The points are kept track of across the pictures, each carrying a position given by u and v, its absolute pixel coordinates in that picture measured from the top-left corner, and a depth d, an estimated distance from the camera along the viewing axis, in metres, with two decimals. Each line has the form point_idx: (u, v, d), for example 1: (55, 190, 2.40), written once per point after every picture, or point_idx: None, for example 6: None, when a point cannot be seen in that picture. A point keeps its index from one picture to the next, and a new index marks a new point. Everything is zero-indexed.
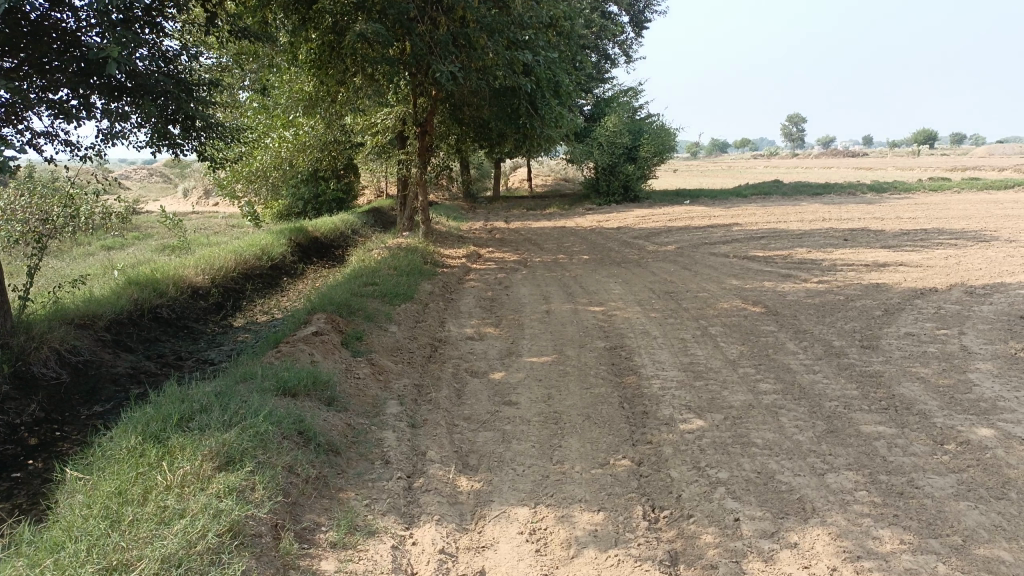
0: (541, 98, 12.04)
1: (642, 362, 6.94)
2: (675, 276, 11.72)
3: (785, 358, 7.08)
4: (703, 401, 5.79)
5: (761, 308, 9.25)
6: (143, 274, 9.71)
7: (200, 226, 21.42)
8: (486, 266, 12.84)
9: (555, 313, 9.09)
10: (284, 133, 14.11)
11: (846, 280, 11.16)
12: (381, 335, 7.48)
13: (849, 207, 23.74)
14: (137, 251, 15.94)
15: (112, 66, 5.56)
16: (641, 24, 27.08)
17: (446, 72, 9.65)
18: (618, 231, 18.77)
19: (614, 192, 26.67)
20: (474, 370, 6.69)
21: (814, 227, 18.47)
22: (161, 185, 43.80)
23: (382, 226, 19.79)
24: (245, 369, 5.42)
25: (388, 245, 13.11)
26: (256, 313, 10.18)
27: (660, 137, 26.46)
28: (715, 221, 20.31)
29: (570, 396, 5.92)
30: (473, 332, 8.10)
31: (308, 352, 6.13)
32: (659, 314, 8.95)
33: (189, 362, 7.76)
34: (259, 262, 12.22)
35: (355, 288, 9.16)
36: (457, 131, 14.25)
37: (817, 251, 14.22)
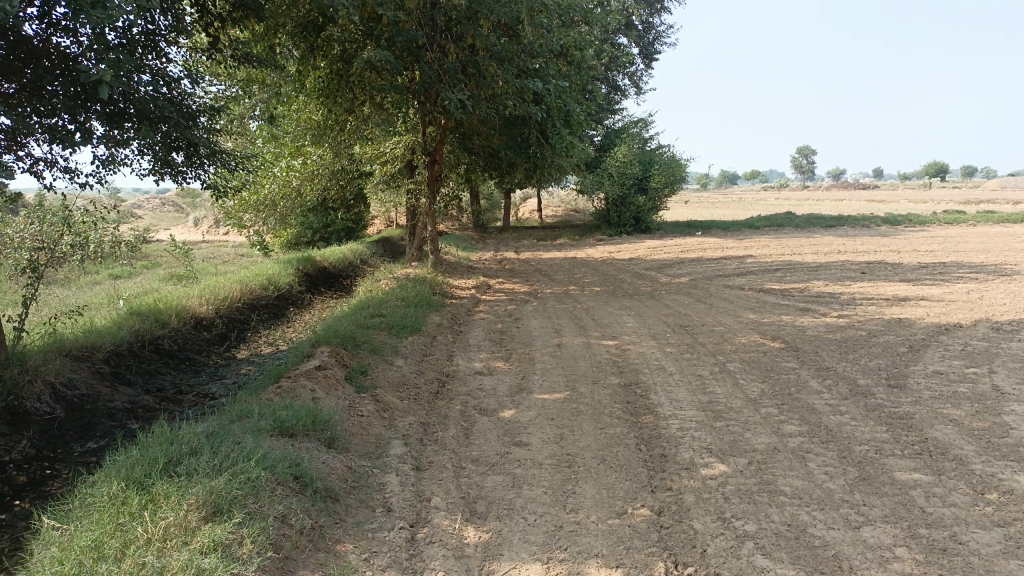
0: (552, 127, 11.89)
1: (659, 400, 6.64)
2: (690, 310, 11.44)
3: (809, 397, 6.76)
4: (725, 444, 5.48)
5: (780, 343, 8.94)
6: (146, 304, 9.50)
7: (208, 256, 21.30)
8: (496, 298, 12.59)
9: (567, 347, 8.81)
10: (293, 162, 13.99)
11: (867, 314, 10.85)
12: (386, 369, 7.22)
13: (863, 239, 23.43)
14: (144, 281, 15.77)
15: (105, 90, 5.34)
16: (651, 56, 27.09)
17: (455, 100, 9.50)
18: (630, 262, 18.53)
19: (625, 223, 26.50)
20: (483, 407, 6.41)
21: (829, 260, 18.16)
22: (173, 214, 43.98)
23: (391, 256, 19.62)
24: (243, 406, 5.16)
25: (397, 275, 12.90)
26: (260, 345, 9.95)
27: (671, 168, 26.31)
28: (729, 253, 20.05)
29: (584, 437, 5.62)
30: (482, 366, 7.83)
31: (310, 388, 5.87)
32: (675, 349, 8.65)
33: (190, 396, 7.51)
34: (266, 292, 12.02)
35: (362, 320, 8.92)
36: (467, 160, 14.12)
37: (835, 284, 13.90)
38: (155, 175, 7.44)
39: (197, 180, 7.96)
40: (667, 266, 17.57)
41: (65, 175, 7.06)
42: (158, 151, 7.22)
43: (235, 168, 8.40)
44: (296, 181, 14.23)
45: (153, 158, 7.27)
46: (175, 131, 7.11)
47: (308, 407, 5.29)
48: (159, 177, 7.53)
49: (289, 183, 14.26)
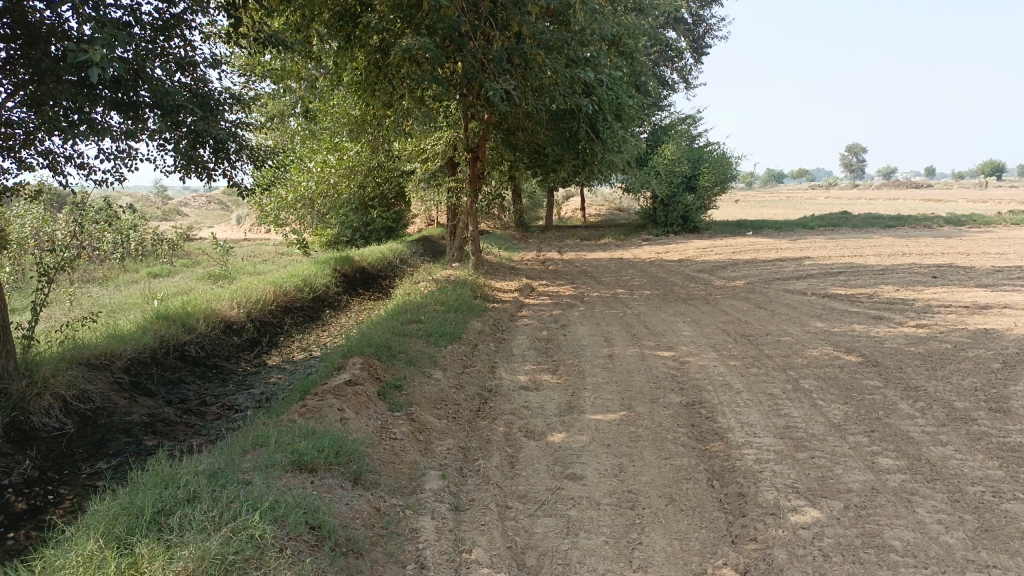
0: (602, 121, 11.15)
1: (728, 424, 5.87)
2: (751, 316, 10.62)
3: (902, 424, 5.93)
4: (813, 483, 4.71)
5: (857, 357, 8.09)
6: (173, 307, 9.02)
7: (248, 254, 21.00)
8: (541, 302, 11.91)
9: (620, 358, 8.07)
10: (328, 158, 13.44)
11: (948, 324, 9.90)
12: (424, 383, 6.59)
13: (927, 241, 22.14)
14: (181, 280, 15.43)
15: (95, 71, 4.82)
16: (701, 50, 26.10)
17: (499, 91, 8.81)
18: (680, 264, 17.69)
19: (673, 223, 25.64)
20: (530, 429, 5.73)
21: (894, 262, 17.06)
22: (217, 211, 44.18)
23: (431, 255, 19.08)
24: (262, 430, 4.57)
25: (436, 277, 12.31)
26: (293, 350, 9.42)
27: (721, 165, 25.30)
28: (784, 254, 19.05)
29: (647, 469, 4.92)
30: (528, 380, 7.15)
31: (339, 407, 5.27)
32: (740, 362, 7.86)
33: (214, 409, 6.99)
34: (301, 294, 11.52)
35: (398, 327, 8.31)
36: (510, 157, 13.47)
37: (905, 290, 12.89)
38: (181, 172, 6.94)
39: (225, 178, 7.47)
40: (720, 268, 16.67)
41: (83, 171, 6.61)
42: (180, 145, 6.70)
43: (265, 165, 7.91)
44: (332, 178, 13.71)
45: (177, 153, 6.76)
46: (199, 123, 6.60)
47: (336, 433, 4.69)
48: (185, 174, 7.02)
49: (325, 180, 13.75)
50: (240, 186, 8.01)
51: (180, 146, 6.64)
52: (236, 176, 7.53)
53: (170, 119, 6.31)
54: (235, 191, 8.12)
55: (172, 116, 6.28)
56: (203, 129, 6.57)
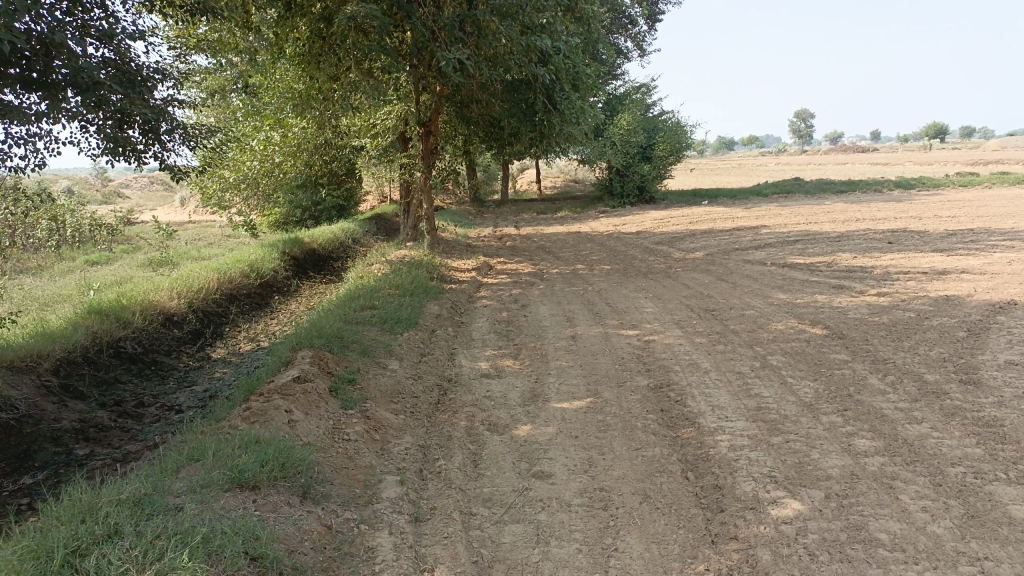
0: (559, 91, 10.78)
1: (699, 407, 5.64)
2: (713, 289, 10.45)
3: (874, 400, 5.77)
4: (791, 470, 4.50)
5: (822, 329, 7.95)
6: (108, 299, 8.44)
7: (193, 238, 20.19)
8: (499, 280, 11.60)
9: (584, 340, 7.79)
10: (272, 135, 12.81)
11: (908, 292, 9.85)
12: (379, 376, 6.22)
13: (878, 206, 22.35)
14: (121, 268, 14.71)
15: None
16: (655, 18, 25.76)
17: (453, 62, 8.36)
18: (638, 236, 17.50)
19: (629, 194, 25.48)
20: (493, 422, 5.42)
21: (850, 229, 17.11)
22: (161, 193, 42.73)
23: (385, 233, 18.57)
24: (200, 441, 4.17)
25: (389, 258, 11.88)
26: (240, 341, 8.95)
27: (676, 134, 25.12)
28: (741, 223, 19.02)
29: (619, 462, 4.65)
30: (489, 367, 6.83)
31: (287, 409, 4.88)
32: (706, 339, 7.65)
33: (152, 412, 6.54)
34: (247, 280, 10.98)
35: (350, 314, 7.90)
36: (464, 131, 13.03)
37: (863, 257, 12.88)
38: (107, 155, 6.38)
39: (156, 161, 6.97)
40: (679, 239, 16.51)
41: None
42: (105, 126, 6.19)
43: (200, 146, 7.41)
44: (276, 156, 13.08)
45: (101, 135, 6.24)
46: (122, 101, 6.11)
47: (284, 441, 4.32)
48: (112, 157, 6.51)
49: (269, 159, 13.12)
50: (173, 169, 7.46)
51: (103, 127, 6.13)
52: (167, 158, 7.03)
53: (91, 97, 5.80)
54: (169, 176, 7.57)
55: (92, 93, 5.77)
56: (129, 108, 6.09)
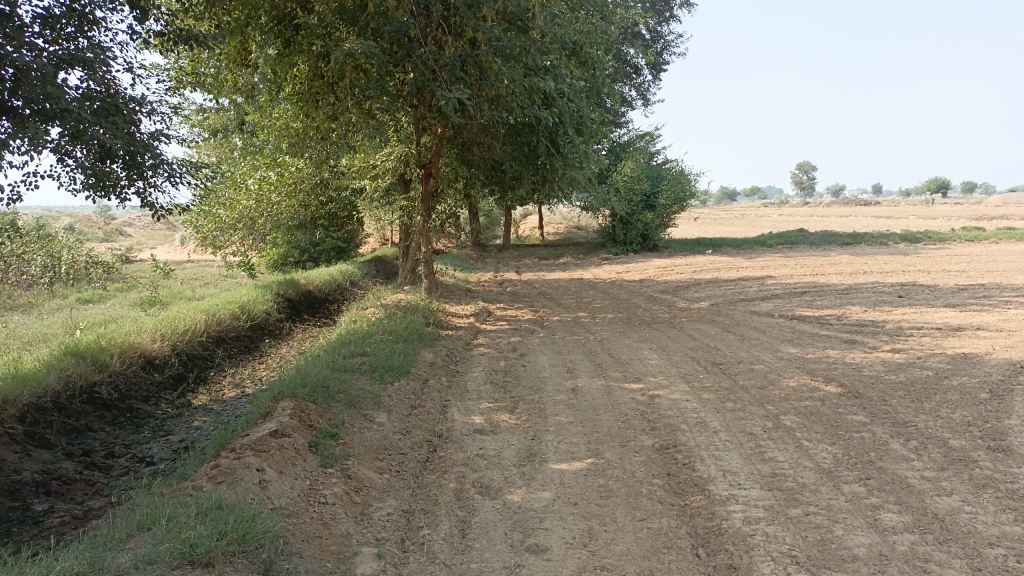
0: (563, 135, 10.55)
1: (709, 472, 5.21)
2: (720, 341, 10.06)
3: (897, 468, 5.34)
4: (813, 550, 4.07)
5: (837, 387, 7.54)
6: (87, 341, 8.05)
7: (189, 277, 19.86)
8: (498, 327, 11.22)
9: (585, 393, 7.38)
10: (268, 174, 12.56)
11: (924, 348, 9.45)
12: (364, 430, 5.81)
13: (884, 259, 22.04)
14: (111, 307, 14.34)
15: None
16: (658, 67, 25.84)
17: (452, 101, 8.10)
18: (642, 284, 17.16)
19: (632, 241, 25.23)
20: (485, 484, 4.99)
21: (858, 281, 16.75)
22: (163, 232, 42.57)
23: (384, 277, 18.25)
24: (157, 504, 3.76)
25: (384, 302, 11.53)
26: (224, 387, 8.53)
27: (680, 183, 24.98)
28: (746, 273, 18.69)
29: (622, 536, 4.22)
30: (484, 421, 6.42)
31: (258, 467, 4.47)
32: (714, 395, 7.23)
33: (122, 464, 6.10)
34: (238, 322, 10.61)
35: (338, 361, 7.51)
36: (465, 174, 12.78)
37: (873, 311, 12.51)
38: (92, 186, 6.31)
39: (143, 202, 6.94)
40: (683, 289, 16.15)
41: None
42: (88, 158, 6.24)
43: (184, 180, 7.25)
44: (272, 196, 12.84)
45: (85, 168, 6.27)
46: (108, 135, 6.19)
47: (251, 508, 3.89)
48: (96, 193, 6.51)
49: (264, 199, 12.89)
50: (156, 208, 7.22)
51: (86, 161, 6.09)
52: (150, 195, 6.90)
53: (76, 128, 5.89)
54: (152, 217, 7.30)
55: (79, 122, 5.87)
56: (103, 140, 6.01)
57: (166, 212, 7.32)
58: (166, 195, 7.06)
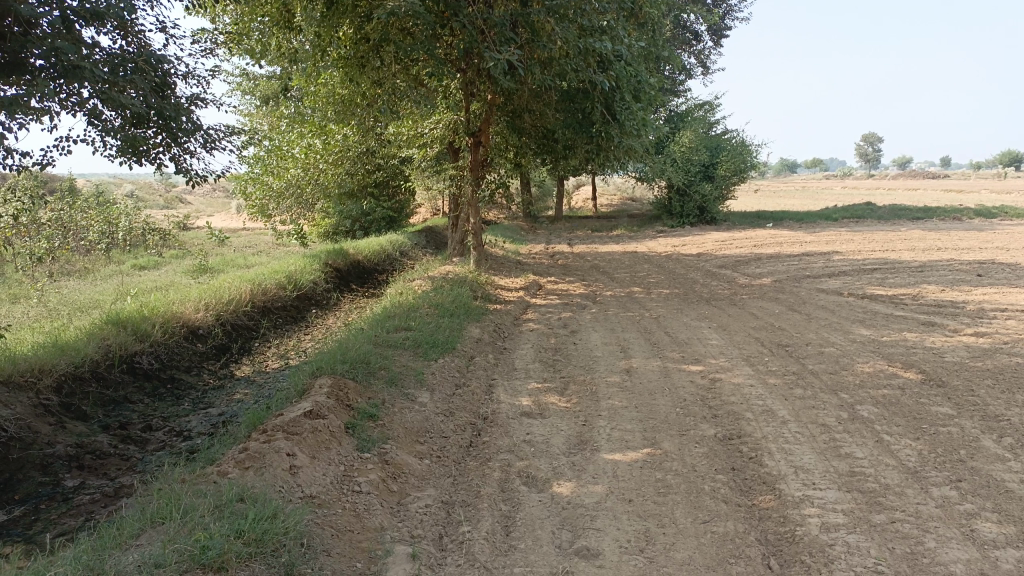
0: (619, 100, 9.93)
1: (779, 469, 4.72)
2: (784, 321, 9.47)
3: (992, 468, 4.76)
4: (903, 565, 3.57)
5: (916, 374, 6.93)
6: (130, 309, 7.91)
7: (243, 246, 19.91)
8: (549, 302, 10.80)
9: (640, 375, 6.92)
10: (314, 142, 12.28)
11: (1010, 332, 8.68)
12: (405, 411, 5.48)
13: (958, 234, 20.85)
14: (164, 274, 14.37)
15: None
16: (720, 32, 24.80)
17: (502, 63, 7.55)
18: (699, 258, 16.48)
19: (689, 214, 24.43)
20: (532, 475, 4.61)
21: (932, 258, 15.79)
22: (220, 200, 43.11)
23: (434, 247, 17.96)
24: (174, 497, 3.47)
25: (432, 274, 11.22)
26: (267, 358, 8.33)
27: (740, 154, 24.01)
28: (810, 248, 17.84)
29: (682, 540, 3.79)
30: (532, 403, 6.03)
31: (288, 451, 4.16)
32: (780, 380, 6.70)
33: (158, 439, 5.91)
34: (284, 292, 10.41)
35: (381, 336, 7.20)
36: (517, 143, 12.31)
37: (951, 291, 11.68)
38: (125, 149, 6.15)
39: (178, 168, 6.76)
40: (743, 264, 15.45)
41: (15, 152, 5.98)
42: (122, 122, 6.07)
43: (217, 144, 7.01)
44: (318, 163, 12.59)
45: (119, 131, 6.11)
46: (144, 98, 6.04)
47: (278, 503, 3.58)
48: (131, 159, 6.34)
49: (311, 167, 12.65)
50: (192, 175, 7.00)
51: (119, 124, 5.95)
52: (185, 161, 6.73)
53: (111, 88, 5.73)
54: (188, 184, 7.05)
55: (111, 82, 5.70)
56: (131, 105, 5.76)
57: (202, 179, 7.07)
58: (202, 161, 6.86)
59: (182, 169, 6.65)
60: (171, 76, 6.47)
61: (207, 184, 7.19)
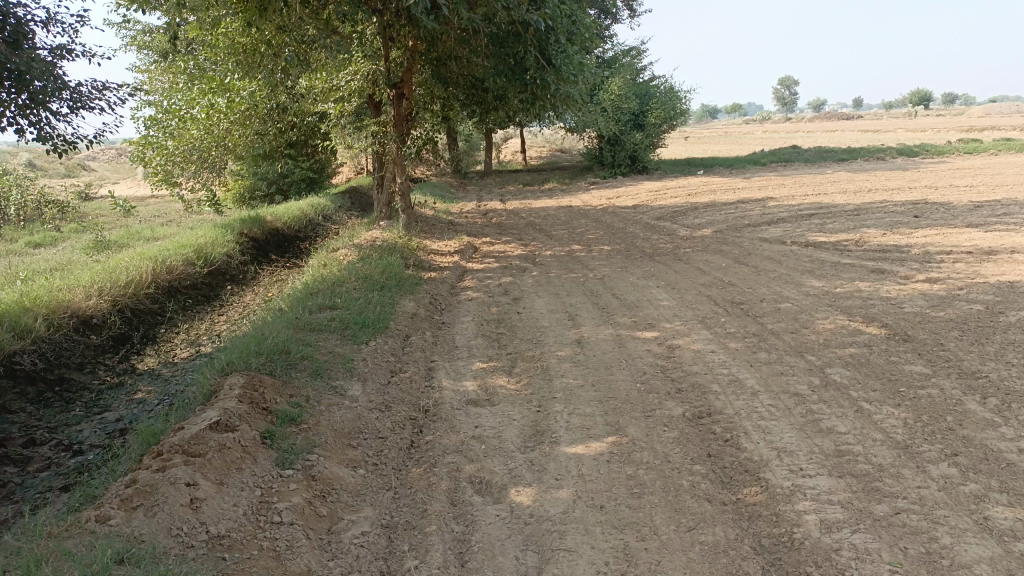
0: (553, 43, 9.13)
1: (761, 453, 4.22)
2: (734, 274, 9.05)
3: (985, 437, 4.36)
4: (923, 571, 3.08)
5: (879, 328, 6.57)
6: (8, 298, 6.84)
7: (152, 216, 18.45)
8: (486, 265, 10.13)
9: (592, 346, 6.33)
10: (217, 100, 11.11)
11: (961, 277, 8.43)
12: (334, 410, 4.75)
13: (884, 175, 21.04)
14: (60, 252, 13.01)
15: None
16: None
17: (423, 2, 6.75)
18: (636, 210, 16.01)
19: (620, 164, 23.98)
20: (485, 481, 3.99)
21: (865, 201, 15.71)
22: (126, 166, 40.49)
23: (359, 209, 16.98)
24: (32, 566, 2.70)
25: (358, 241, 10.37)
26: (175, 347, 7.42)
27: (670, 101, 23.58)
28: (745, 195, 17.60)
29: (668, 557, 3.24)
30: (478, 388, 5.37)
31: (188, 481, 3.43)
32: (742, 344, 6.23)
33: (42, 456, 5.03)
34: (193, 269, 9.41)
35: (303, 317, 6.39)
36: (442, 94, 11.42)
37: (892, 234, 11.50)
38: None
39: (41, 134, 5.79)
40: (681, 214, 15.05)
41: None
42: None
43: (82, 105, 6.08)
44: (223, 124, 11.35)
45: None
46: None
47: (170, 565, 2.88)
48: None
49: (215, 129, 11.42)
50: (56, 142, 6.03)
51: None
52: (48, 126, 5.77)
53: None
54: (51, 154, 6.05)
55: None
56: None
57: (69, 146, 6.12)
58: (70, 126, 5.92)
59: (48, 135, 5.69)
60: (28, 24, 5.49)
61: (72, 152, 6.22)
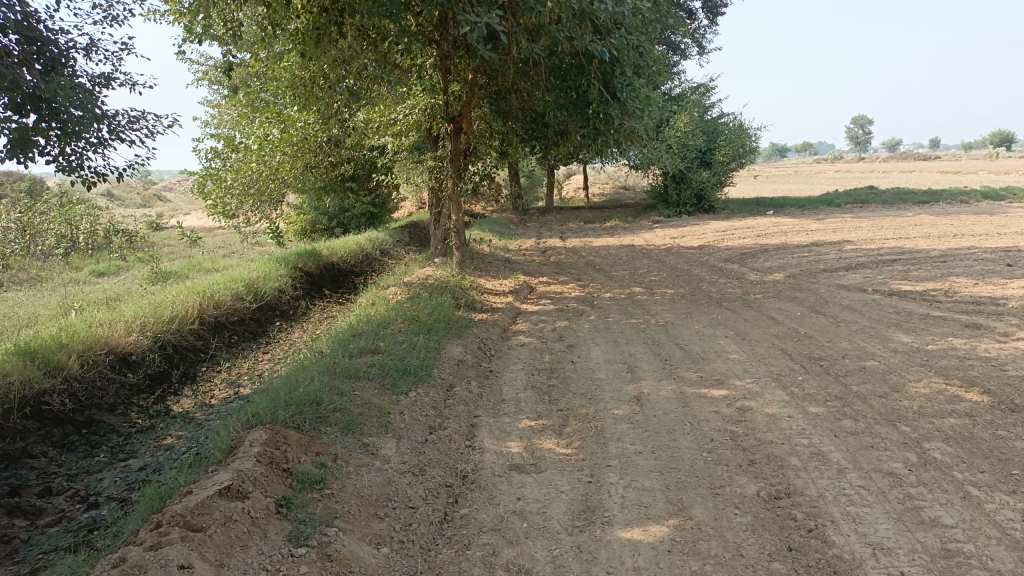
0: (619, 75, 8.63)
1: (852, 552, 3.56)
2: (809, 325, 8.33)
3: None
4: None
5: (982, 395, 5.79)
6: (49, 332, 6.67)
7: (217, 247, 18.63)
8: (542, 308, 9.64)
9: (652, 404, 5.74)
10: (273, 131, 11.05)
11: None
12: (362, 473, 4.29)
13: (968, 218, 19.85)
14: (120, 282, 13.07)
15: None
16: (715, 10, 23.64)
17: (479, 27, 6.27)
18: (702, 251, 15.31)
19: (686, 203, 23.34)
20: (524, 571, 3.45)
21: (951, 246, 14.68)
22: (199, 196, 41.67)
23: (418, 245, 16.78)
24: None
25: (410, 279, 10.03)
26: (215, 387, 7.12)
27: (738, 138, 22.85)
28: (819, 237, 16.73)
29: None
30: (525, 452, 4.84)
31: (182, 562, 2.98)
32: (823, 408, 5.55)
33: (56, 508, 4.69)
34: (243, 303, 9.19)
35: (341, 362, 5.99)
36: (501, 129, 11.07)
37: (985, 284, 10.56)
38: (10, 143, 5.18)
39: (72, 165, 5.77)
40: (750, 256, 14.30)
41: None
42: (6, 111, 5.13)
43: (116, 137, 6.04)
44: (274, 155, 11.21)
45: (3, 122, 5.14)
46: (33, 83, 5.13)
47: None
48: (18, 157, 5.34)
49: (267, 159, 11.29)
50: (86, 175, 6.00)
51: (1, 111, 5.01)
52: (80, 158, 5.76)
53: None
54: (77, 185, 6.02)
55: None
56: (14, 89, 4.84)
57: (99, 178, 6.08)
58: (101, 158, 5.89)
59: (77, 166, 5.66)
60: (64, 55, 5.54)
61: (101, 185, 6.17)
